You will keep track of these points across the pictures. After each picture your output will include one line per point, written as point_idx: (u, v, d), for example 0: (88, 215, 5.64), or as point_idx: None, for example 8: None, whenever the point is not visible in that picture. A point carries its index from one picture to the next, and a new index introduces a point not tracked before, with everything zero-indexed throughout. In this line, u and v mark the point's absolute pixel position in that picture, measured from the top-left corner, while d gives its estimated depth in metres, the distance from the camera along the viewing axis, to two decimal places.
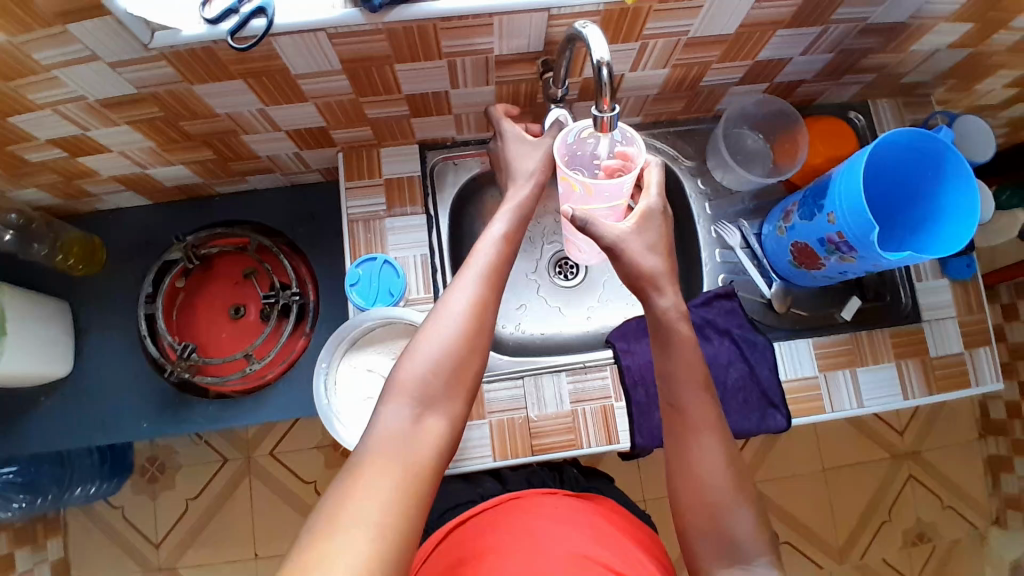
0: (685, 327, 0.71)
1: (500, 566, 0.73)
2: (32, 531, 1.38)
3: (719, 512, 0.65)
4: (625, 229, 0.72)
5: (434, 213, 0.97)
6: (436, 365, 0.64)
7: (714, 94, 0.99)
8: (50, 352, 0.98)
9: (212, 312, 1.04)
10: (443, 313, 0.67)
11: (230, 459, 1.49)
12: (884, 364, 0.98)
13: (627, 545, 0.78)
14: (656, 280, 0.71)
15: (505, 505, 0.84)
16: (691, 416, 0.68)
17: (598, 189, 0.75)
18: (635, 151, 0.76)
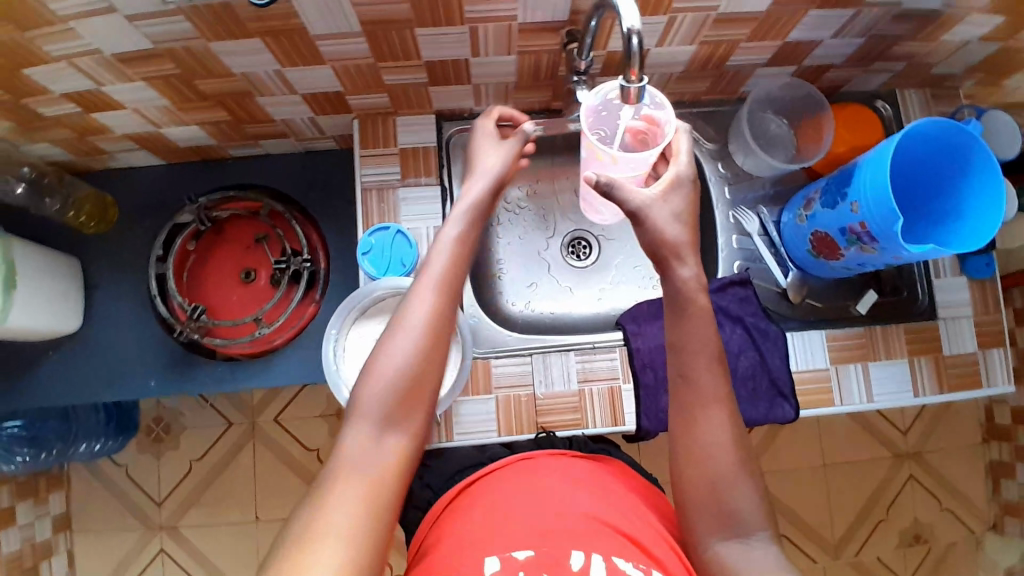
0: (702, 298, 0.67)
1: (510, 531, 0.71)
2: (35, 485, 1.40)
3: (724, 486, 0.63)
4: (649, 196, 0.68)
5: (448, 185, 0.96)
6: (395, 372, 0.64)
7: (739, 75, 0.97)
8: (60, 307, 0.98)
9: (223, 276, 1.03)
10: (406, 323, 0.66)
11: (236, 422, 1.50)
12: (897, 360, 0.97)
13: (637, 500, 0.79)
14: (678, 250, 0.67)
15: (515, 463, 0.83)
16: (703, 389, 0.66)
17: (626, 161, 0.72)
18: (661, 117, 0.73)
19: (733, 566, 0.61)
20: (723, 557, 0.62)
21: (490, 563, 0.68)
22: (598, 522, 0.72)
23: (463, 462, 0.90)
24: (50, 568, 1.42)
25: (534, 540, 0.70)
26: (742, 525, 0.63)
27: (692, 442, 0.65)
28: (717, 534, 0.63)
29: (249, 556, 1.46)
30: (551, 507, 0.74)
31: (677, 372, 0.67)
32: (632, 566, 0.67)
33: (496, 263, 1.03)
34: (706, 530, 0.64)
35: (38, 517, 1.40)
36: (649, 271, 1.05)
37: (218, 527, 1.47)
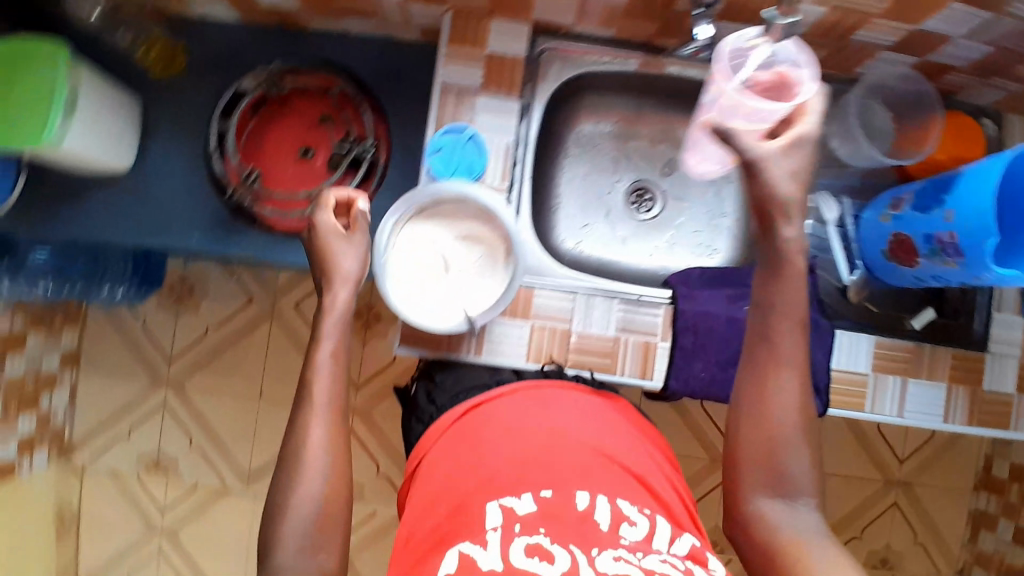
0: (799, 261, 0.69)
1: (514, 468, 0.71)
2: (49, 317, 1.41)
3: (780, 446, 0.69)
4: (771, 148, 0.67)
5: (528, 102, 0.92)
6: (322, 359, 0.72)
7: (863, 53, 0.92)
8: (114, 146, 0.96)
9: (280, 147, 0.99)
10: (332, 309, 0.74)
11: (257, 300, 1.51)
12: (936, 382, 0.95)
13: (638, 440, 0.80)
14: (786, 211, 0.67)
15: (521, 391, 0.82)
16: (779, 349, 0.70)
17: (755, 111, 0.72)
18: (797, 77, 0.72)
19: (775, 523, 0.68)
20: (766, 512, 0.69)
21: (492, 511, 0.67)
22: (603, 463, 0.72)
23: (472, 381, 0.86)
24: (51, 399, 1.45)
25: (537, 479, 0.69)
26: (790, 488, 0.69)
27: (765, 398, 0.70)
28: (766, 491, 0.69)
29: (246, 429, 1.50)
30: (556, 443, 0.74)
31: (758, 335, 0.71)
32: (636, 511, 0.68)
33: (557, 195, 1.00)
34: (754, 483, 0.70)
35: (46, 350, 1.41)
36: (710, 239, 1.00)
37: (222, 394, 1.51)
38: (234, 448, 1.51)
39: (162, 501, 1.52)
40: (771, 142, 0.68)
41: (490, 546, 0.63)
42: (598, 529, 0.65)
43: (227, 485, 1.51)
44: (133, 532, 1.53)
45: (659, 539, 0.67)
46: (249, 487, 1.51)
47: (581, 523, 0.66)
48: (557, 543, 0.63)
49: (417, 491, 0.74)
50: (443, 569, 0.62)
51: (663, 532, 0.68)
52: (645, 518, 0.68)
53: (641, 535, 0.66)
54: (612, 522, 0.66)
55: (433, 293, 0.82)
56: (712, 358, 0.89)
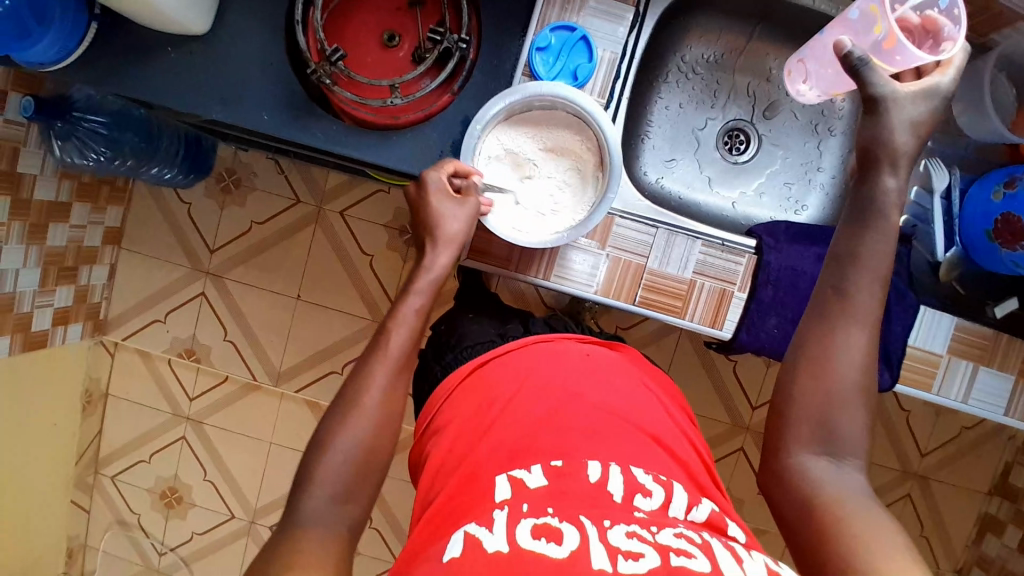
0: (894, 217, 0.61)
1: (521, 431, 0.64)
2: (98, 190, 1.37)
3: (837, 401, 0.59)
4: (902, 91, 0.61)
5: (642, 13, 0.84)
6: (421, 286, 0.71)
7: (999, 17, 0.86)
8: (197, 3, 0.90)
9: (366, 30, 0.94)
10: (443, 239, 0.72)
11: (304, 202, 1.46)
12: (1004, 375, 0.91)
13: (651, 395, 0.72)
14: (895, 159, 0.60)
15: (529, 350, 0.75)
16: (856, 305, 0.60)
17: (897, 45, 0.67)
18: (946, 27, 0.66)
19: (818, 479, 0.57)
20: (808, 468, 0.58)
21: (501, 485, 0.59)
22: (611, 425, 0.65)
23: (477, 338, 0.84)
24: (90, 274, 1.42)
25: (545, 447, 0.62)
26: (837, 445, 0.58)
27: (831, 353, 0.60)
28: (809, 444, 0.59)
29: (279, 328, 1.49)
30: (562, 404, 0.66)
31: (829, 283, 0.61)
32: (651, 479, 0.60)
33: (647, 123, 0.94)
34: (798, 436, 0.59)
35: (92, 223, 1.38)
36: (800, 193, 0.95)
37: (260, 290, 1.48)
38: (268, 347, 1.49)
39: (191, 389, 1.52)
40: (902, 85, 0.61)
41: (496, 527, 0.52)
42: (612, 499, 0.57)
43: (257, 381, 1.50)
44: (159, 416, 1.54)
45: (676, 505, 0.59)
46: (277, 387, 1.50)
47: (593, 496, 0.57)
48: (566, 521, 0.53)
49: (430, 470, 0.67)
50: (446, 554, 0.52)
51: (679, 499, 0.59)
52: (660, 485, 0.60)
53: (657, 504, 0.58)
54: (625, 492, 0.58)
55: (519, 208, 0.79)
56: (789, 315, 0.86)
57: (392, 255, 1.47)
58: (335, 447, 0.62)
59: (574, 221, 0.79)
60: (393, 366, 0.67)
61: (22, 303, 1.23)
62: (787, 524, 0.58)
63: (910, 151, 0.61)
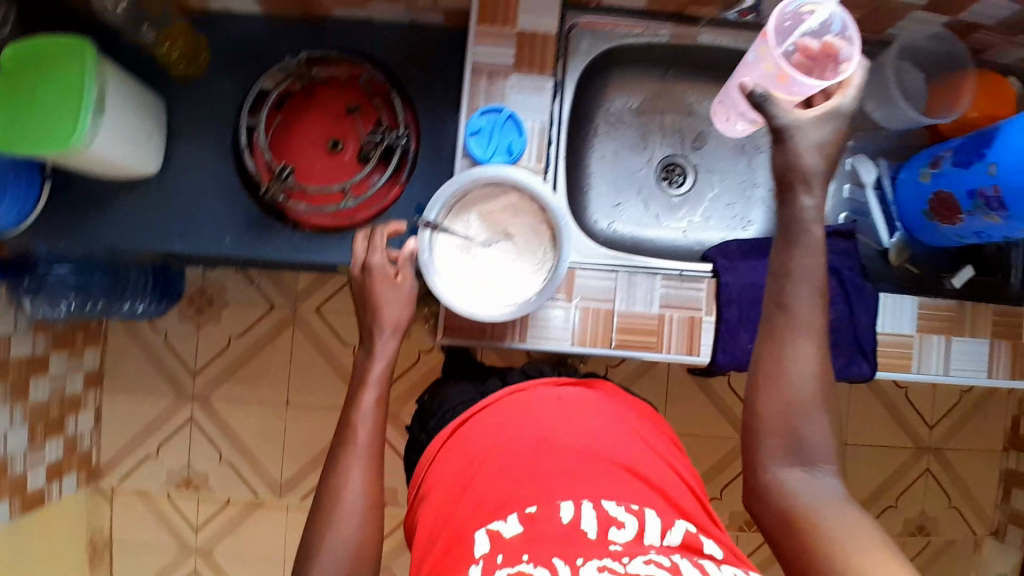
0: (817, 230, 0.65)
1: (499, 482, 0.65)
2: (73, 336, 1.38)
3: (797, 410, 0.62)
4: (805, 117, 0.65)
5: (561, 80, 0.92)
6: (374, 376, 0.75)
7: (893, 14, 0.92)
8: (143, 147, 0.94)
9: (310, 140, 0.98)
10: (383, 323, 0.75)
11: (278, 306, 1.48)
12: (979, 339, 0.94)
13: (630, 427, 0.73)
14: (808, 177, 0.64)
15: (504, 399, 0.76)
16: (797, 315, 0.63)
17: (791, 79, 0.72)
18: (842, 49, 0.71)
19: (794, 490, 0.61)
20: (783, 480, 0.61)
21: (480, 538, 0.61)
22: (586, 461, 0.66)
23: (457, 399, 0.85)
24: (77, 422, 1.42)
25: (521, 496, 0.63)
26: (807, 454, 0.62)
27: (784, 365, 0.63)
28: (781, 457, 0.62)
29: (275, 436, 1.48)
30: (538, 448, 0.68)
31: (771, 299, 0.65)
32: (622, 510, 0.62)
33: (588, 175, 0.99)
34: (770, 452, 0.62)
35: (72, 370, 1.38)
36: (743, 211, 1.00)
37: (248, 404, 1.48)
38: (265, 460, 1.48)
39: (195, 518, 1.49)
40: (803, 113, 0.65)
41: None
42: (585, 536, 0.59)
43: (259, 497, 1.48)
44: (167, 552, 1.50)
45: (650, 532, 0.60)
46: (282, 498, 1.48)
47: (566, 535, 0.59)
48: (540, 565, 0.56)
49: (421, 537, 0.69)
50: None
51: (653, 524, 0.61)
52: (632, 514, 0.62)
53: (631, 534, 0.60)
54: (599, 527, 0.60)
55: (508, 281, 0.83)
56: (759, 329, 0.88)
57: None
58: (316, 558, 0.65)
59: (535, 287, 0.82)
60: (363, 458, 0.70)
61: (13, 467, 1.23)
62: (773, 538, 0.61)
63: (822, 170, 0.65)
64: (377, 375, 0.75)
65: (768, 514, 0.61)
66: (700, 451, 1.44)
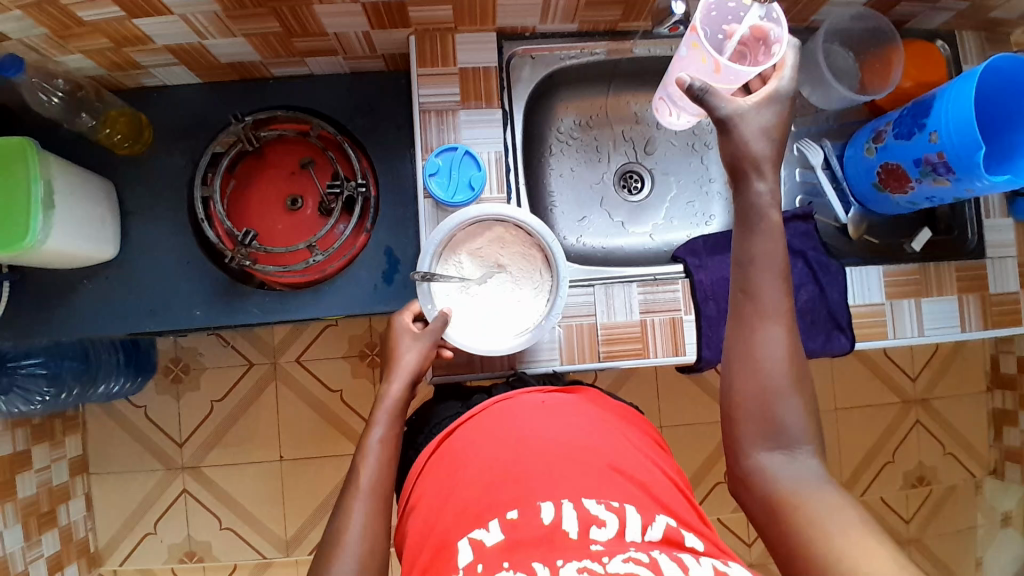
0: (774, 214, 0.66)
1: (479, 490, 0.65)
2: (50, 427, 1.34)
3: (772, 394, 0.63)
4: (744, 105, 0.66)
5: (508, 109, 0.93)
6: (381, 415, 0.73)
7: (814, 2, 0.94)
8: (98, 233, 0.93)
9: (268, 201, 0.98)
10: (398, 368, 0.75)
11: (256, 363, 1.46)
12: (947, 297, 0.98)
13: (614, 429, 0.74)
14: (759, 163, 0.65)
15: (488, 410, 0.76)
16: (761, 303, 0.64)
17: (725, 69, 0.74)
18: (772, 30, 0.73)
19: (773, 475, 0.62)
20: (763, 465, 0.63)
21: (463, 548, 0.61)
22: (566, 461, 0.66)
23: (444, 414, 0.84)
24: (68, 510, 1.37)
25: (501, 499, 0.63)
26: (785, 437, 0.63)
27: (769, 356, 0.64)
28: (763, 445, 0.63)
29: (275, 495, 1.45)
30: (517, 452, 0.68)
31: (736, 286, 0.66)
32: (604, 507, 0.62)
33: (548, 195, 1.00)
34: (749, 438, 0.63)
35: (55, 460, 1.34)
36: (703, 207, 1.03)
37: (242, 466, 1.45)
38: (268, 519, 1.45)
39: None
40: (742, 100, 0.66)
41: None
42: (567, 537, 0.59)
43: (268, 557, 1.45)
44: None
45: (632, 529, 0.60)
46: (290, 555, 1.45)
47: (548, 537, 0.59)
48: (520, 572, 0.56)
49: (408, 547, 0.68)
50: None
51: (634, 521, 0.61)
52: (614, 512, 0.61)
53: (612, 532, 0.60)
54: (580, 526, 0.60)
55: (512, 312, 0.83)
56: None
57: (361, 382, 1.47)
58: None
59: (539, 311, 0.83)
60: (368, 502, 0.66)
61: (14, 563, 1.19)
62: (762, 527, 0.62)
63: (772, 154, 0.66)
64: (383, 416, 0.73)
65: (755, 505, 0.62)
66: (698, 440, 1.46)
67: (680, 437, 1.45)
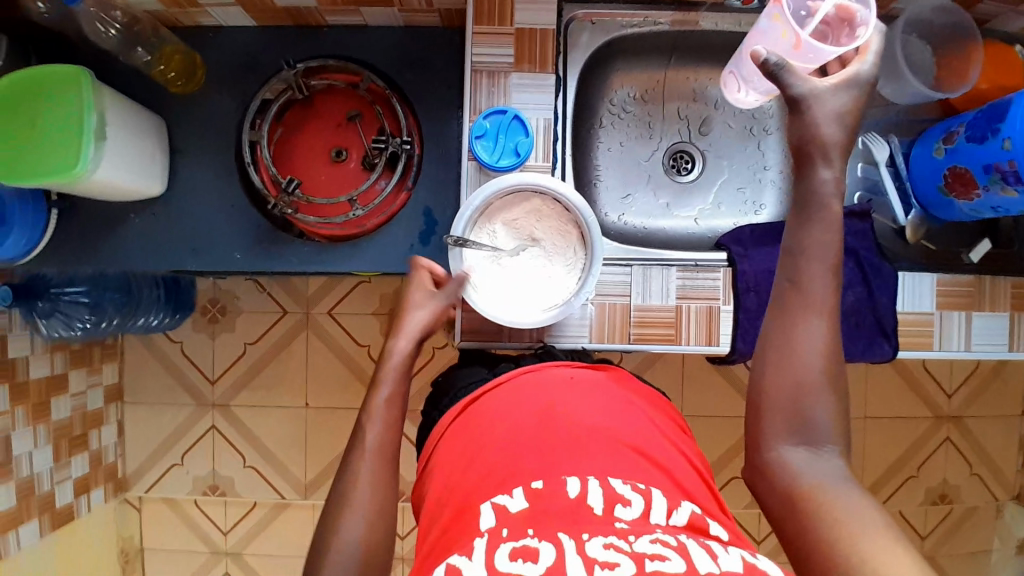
0: (835, 206, 0.63)
1: (506, 457, 0.65)
2: (89, 353, 1.39)
3: (807, 390, 0.61)
4: (821, 86, 0.63)
5: (562, 75, 0.91)
6: (387, 374, 0.71)
7: None
8: (147, 168, 0.94)
9: (313, 150, 0.98)
10: (404, 327, 0.73)
11: (290, 310, 1.48)
12: (1000, 314, 0.93)
13: (641, 412, 0.73)
14: (827, 151, 0.62)
15: (516, 380, 0.76)
16: (813, 296, 0.62)
17: (805, 45, 0.70)
18: (859, 11, 0.70)
19: (796, 469, 0.60)
20: (786, 460, 0.60)
21: (486, 511, 0.61)
22: (594, 439, 0.66)
23: (466, 380, 0.84)
24: (100, 436, 1.43)
25: (527, 468, 0.63)
26: (813, 433, 0.61)
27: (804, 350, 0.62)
28: (789, 437, 0.61)
29: (296, 440, 1.49)
30: (545, 424, 0.68)
31: (783, 276, 0.63)
32: (629, 487, 0.62)
33: (595, 168, 0.98)
34: (774, 430, 0.61)
35: (91, 386, 1.40)
36: (754, 195, 0.99)
37: (267, 409, 1.49)
38: (288, 462, 1.49)
39: (223, 522, 1.51)
40: (819, 81, 0.63)
41: (476, 555, 0.55)
42: (591, 512, 0.59)
43: (286, 497, 1.49)
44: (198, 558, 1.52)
45: (656, 512, 0.60)
46: (307, 498, 1.49)
47: (573, 510, 0.59)
48: (545, 540, 0.56)
49: (427, 506, 0.69)
50: None
51: (659, 504, 0.61)
52: (640, 493, 0.61)
53: (637, 512, 0.60)
54: (605, 503, 0.60)
55: (541, 287, 0.82)
56: None
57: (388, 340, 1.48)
58: (323, 553, 0.61)
59: (569, 289, 0.82)
60: (377, 461, 0.66)
61: (41, 484, 1.25)
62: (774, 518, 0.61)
63: (841, 142, 0.63)
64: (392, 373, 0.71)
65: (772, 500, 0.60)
66: (719, 432, 1.44)
67: (702, 427, 1.44)
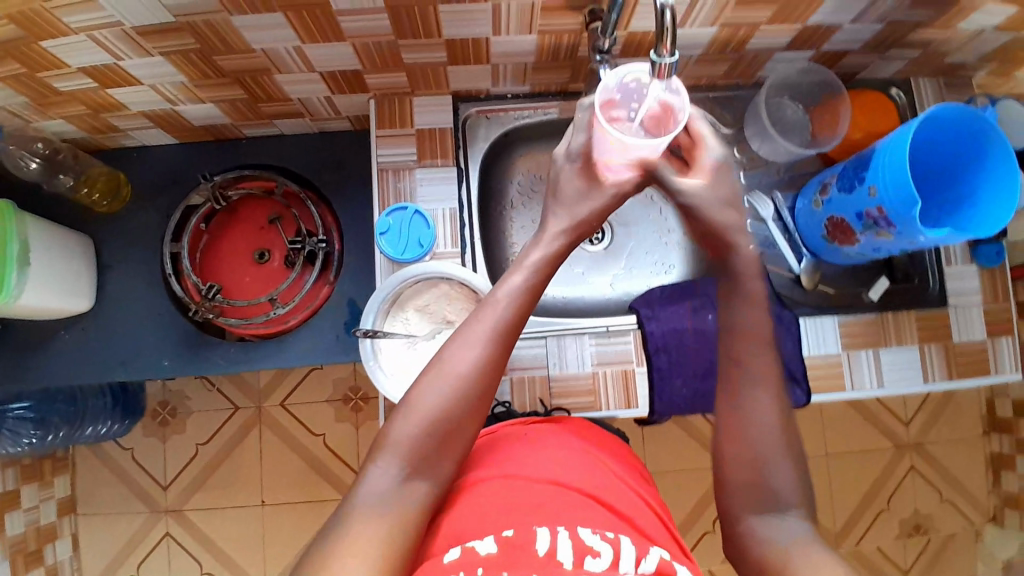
0: (744, 292, 0.75)
1: (473, 512, 0.63)
2: (41, 467, 1.36)
3: (762, 461, 0.67)
4: (693, 184, 0.78)
5: (464, 167, 0.96)
6: None
7: (759, 59, 0.97)
8: (73, 286, 0.97)
9: (237, 254, 1.02)
10: None
11: (241, 407, 1.48)
12: (907, 346, 0.98)
13: (607, 469, 0.73)
14: (730, 242, 0.77)
15: (484, 443, 0.76)
16: (750, 372, 0.71)
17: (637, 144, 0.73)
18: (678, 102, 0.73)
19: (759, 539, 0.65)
20: (751, 532, 0.66)
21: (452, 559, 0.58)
22: (562, 495, 0.65)
23: None
24: (56, 550, 1.40)
25: (496, 520, 0.62)
26: (776, 501, 0.66)
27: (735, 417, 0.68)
28: (751, 510, 0.67)
29: (255, 539, 1.45)
30: (514, 480, 0.67)
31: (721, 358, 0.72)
32: (598, 538, 0.60)
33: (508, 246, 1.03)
34: (741, 505, 0.67)
35: (44, 500, 1.37)
36: (662, 257, 1.05)
37: (224, 509, 1.46)
38: (246, 565, 1.45)
39: None
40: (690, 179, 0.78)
41: None
42: (562, 565, 0.57)
43: None
44: None
45: (625, 561, 0.58)
46: None
47: (541, 561, 0.57)
48: None
49: None
50: None
51: (628, 553, 0.59)
52: (609, 543, 0.60)
53: (606, 563, 0.58)
54: (575, 556, 0.58)
55: None
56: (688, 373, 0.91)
57: (343, 427, 1.48)
58: None
59: None
60: None
61: None
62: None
63: None
64: None
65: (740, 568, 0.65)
66: (680, 487, 1.44)
67: (663, 483, 1.44)
